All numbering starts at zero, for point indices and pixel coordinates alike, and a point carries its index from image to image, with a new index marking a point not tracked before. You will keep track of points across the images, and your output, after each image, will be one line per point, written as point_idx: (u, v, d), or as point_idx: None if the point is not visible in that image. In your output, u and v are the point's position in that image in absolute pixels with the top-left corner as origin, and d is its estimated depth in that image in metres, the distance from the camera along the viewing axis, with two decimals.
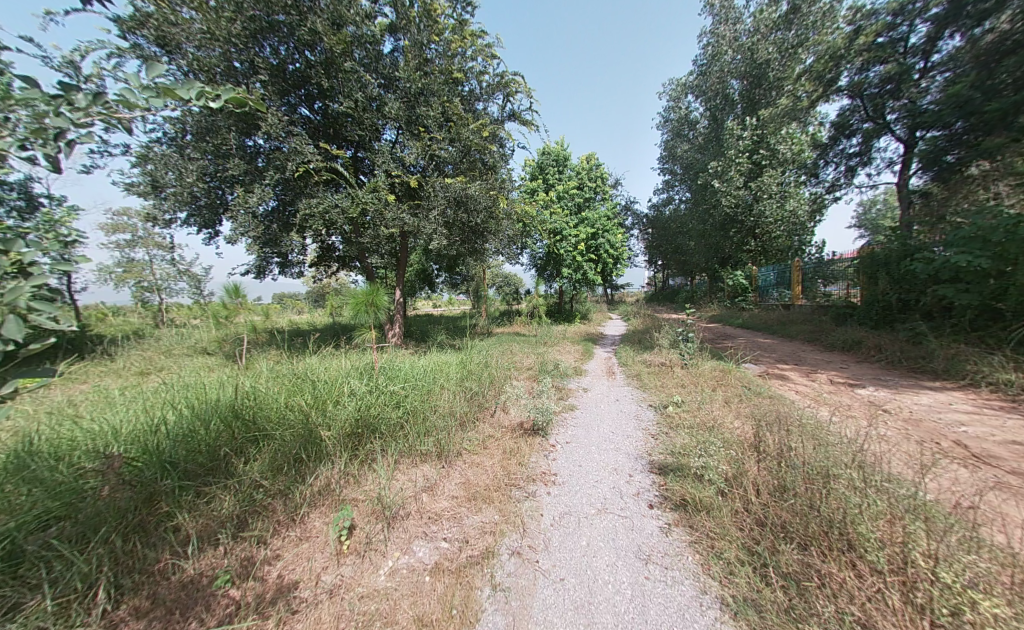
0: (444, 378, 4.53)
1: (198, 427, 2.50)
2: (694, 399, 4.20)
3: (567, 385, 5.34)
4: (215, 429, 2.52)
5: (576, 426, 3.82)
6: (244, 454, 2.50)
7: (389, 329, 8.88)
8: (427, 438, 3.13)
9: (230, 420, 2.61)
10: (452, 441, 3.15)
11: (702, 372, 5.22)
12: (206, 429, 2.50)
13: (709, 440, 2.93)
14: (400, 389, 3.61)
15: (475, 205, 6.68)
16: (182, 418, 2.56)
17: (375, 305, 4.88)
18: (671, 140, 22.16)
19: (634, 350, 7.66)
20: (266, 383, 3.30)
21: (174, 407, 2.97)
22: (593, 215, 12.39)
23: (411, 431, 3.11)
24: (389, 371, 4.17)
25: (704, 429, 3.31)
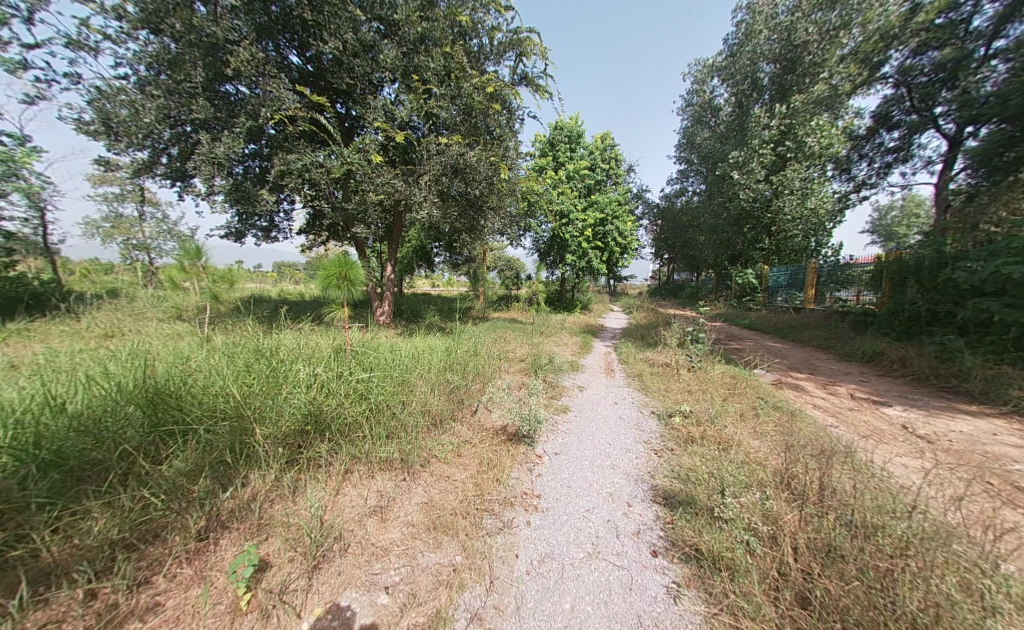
0: (423, 367, 4.01)
1: (102, 413, 2.01)
2: (704, 410, 3.70)
3: (561, 382, 4.83)
4: (124, 417, 2.03)
5: (566, 433, 3.33)
6: (155, 451, 2.01)
7: (377, 306, 8.35)
8: (389, 442, 2.63)
9: (147, 406, 2.12)
10: (419, 447, 2.66)
11: (712, 377, 4.71)
12: (112, 415, 2.01)
13: (727, 466, 2.43)
14: (369, 378, 3.11)
15: (475, 175, 5.99)
16: (88, 400, 2.07)
17: (350, 277, 4.28)
18: (691, 127, 21.00)
19: (636, 346, 7.17)
20: (212, 359, 2.80)
21: (96, 379, 2.48)
22: (603, 198, 11.64)
23: (370, 433, 2.62)
24: (362, 355, 3.64)
25: (718, 450, 2.81)
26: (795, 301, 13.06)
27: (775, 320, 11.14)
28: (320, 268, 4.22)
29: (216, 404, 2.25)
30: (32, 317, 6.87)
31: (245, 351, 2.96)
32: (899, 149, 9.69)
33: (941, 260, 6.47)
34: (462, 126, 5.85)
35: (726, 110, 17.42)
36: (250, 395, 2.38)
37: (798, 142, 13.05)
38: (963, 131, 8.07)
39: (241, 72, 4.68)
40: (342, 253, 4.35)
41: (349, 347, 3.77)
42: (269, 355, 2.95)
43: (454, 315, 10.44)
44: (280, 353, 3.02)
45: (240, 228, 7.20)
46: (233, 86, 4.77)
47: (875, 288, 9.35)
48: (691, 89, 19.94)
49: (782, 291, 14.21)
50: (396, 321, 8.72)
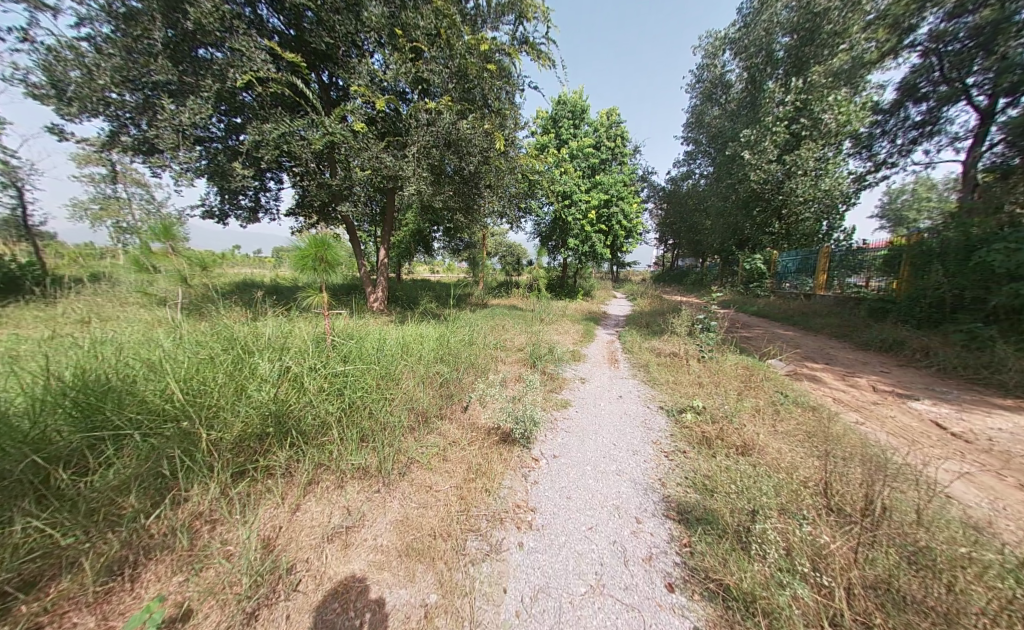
0: (410, 358, 3.67)
1: (18, 414, 1.68)
2: (718, 405, 3.36)
3: (561, 374, 4.50)
4: (41, 418, 1.71)
5: (566, 433, 2.99)
6: (77, 460, 1.70)
7: (370, 292, 8.00)
8: (363, 448, 2.30)
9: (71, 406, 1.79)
10: (397, 453, 2.32)
11: (726, 369, 4.35)
12: (29, 418, 1.68)
13: (753, 478, 2.09)
14: (346, 372, 2.77)
15: (469, 149, 5.50)
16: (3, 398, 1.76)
17: (329, 259, 3.88)
18: (700, 105, 20.03)
19: (641, 334, 6.82)
20: (169, 349, 2.45)
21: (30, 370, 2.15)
22: (608, 179, 11.07)
23: (341, 437, 2.28)
24: (342, 346, 3.29)
25: (738, 455, 2.47)
26: (805, 287, 12.61)
27: (784, 307, 10.73)
28: (293, 248, 3.80)
29: (158, 404, 1.92)
30: (7, 302, 6.55)
31: (207, 340, 2.60)
32: (926, 124, 9.04)
33: (971, 243, 6.02)
34: (456, 95, 5.34)
35: (737, 86, 16.56)
36: (201, 393, 2.05)
37: (814, 119, 12.33)
38: (998, 103, 7.50)
39: (204, 28, 4.16)
40: (320, 232, 3.93)
41: (328, 337, 3.41)
42: (235, 345, 2.60)
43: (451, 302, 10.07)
44: (248, 343, 2.66)
45: (223, 209, 6.79)
46: (207, 50, 4.31)
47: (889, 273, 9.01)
48: (701, 64, 18.91)
49: (791, 277, 13.74)
50: (391, 308, 8.37)
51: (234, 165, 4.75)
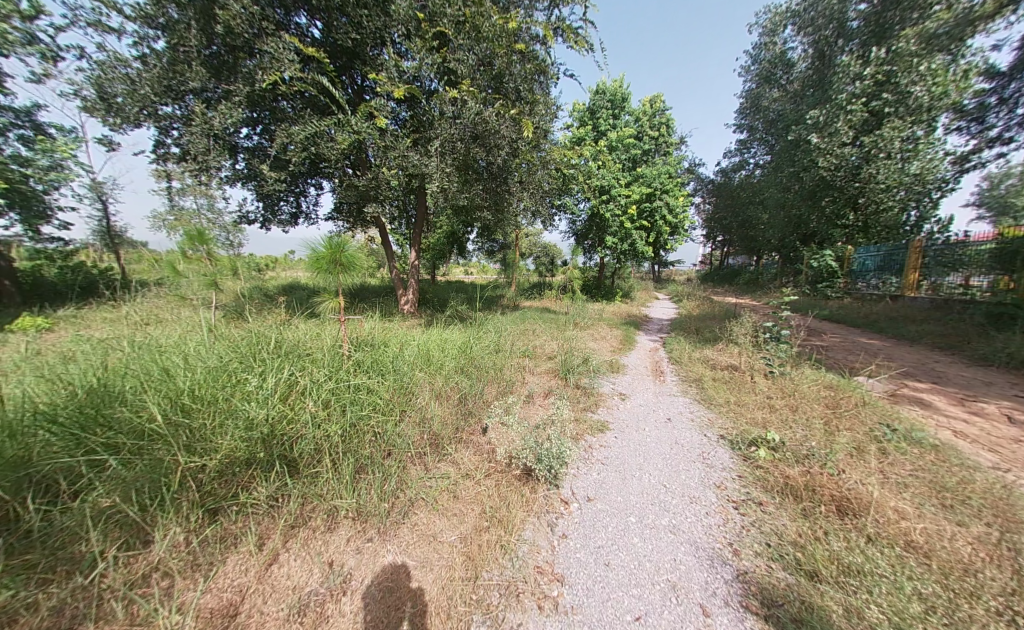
0: (428, 369, 3.35)
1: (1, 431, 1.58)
2: (800, 441, 2.65)
3: (597, 388, 3.95)
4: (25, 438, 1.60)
5: (603, 467, 2.47)
6: (53, 486, 1.56)
7: (401, 295, 7.93)
8: (359, 483, 1.96)
9: (54, 424, 1.67)
10: (397, 495, 1.96)
11: (804, 390, 3.56)
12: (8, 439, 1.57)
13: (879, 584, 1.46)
14: (355, 387, 2.49)
15: (497, 140, 5.10)
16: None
17: (343, 264, 3.54)
18: (756, 88, 18.23)
19: (690, 342, 6.06)
20: (177, 357, 2.32)
21: (44, 379, 2.10)
22: (651, 170, 10.22)
23: (336, 469, 1.96)
24: (356, 356, 3.05)
25: (844, 526, 1.82)
26: (889, 288, 10.82)
27: (863, 311, 9.23)
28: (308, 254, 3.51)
29: (140, 425, 1.74)
30: (84, 305, 7.23)
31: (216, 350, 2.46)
32: None
33: None
34: (483, 84, 4.97)
35: (802, 65, 14.52)
36: (192, 415, 1.85)
37: (902, 93, 10.60)
38: None
39: (233, 30, 4.15)
40: (338, 235, 3.61)
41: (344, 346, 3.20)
42: (243, 356, 2.44)
43: (482, 305, 9.79)
44: (256, 354, 2.48)
45: (267, 215, 6.96)
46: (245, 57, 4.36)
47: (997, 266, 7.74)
48: (757, 43, 17.18)
49: (871, 276, 11.88)
50: (422, 311, 8.25)
51: (262, 168, 4.78)
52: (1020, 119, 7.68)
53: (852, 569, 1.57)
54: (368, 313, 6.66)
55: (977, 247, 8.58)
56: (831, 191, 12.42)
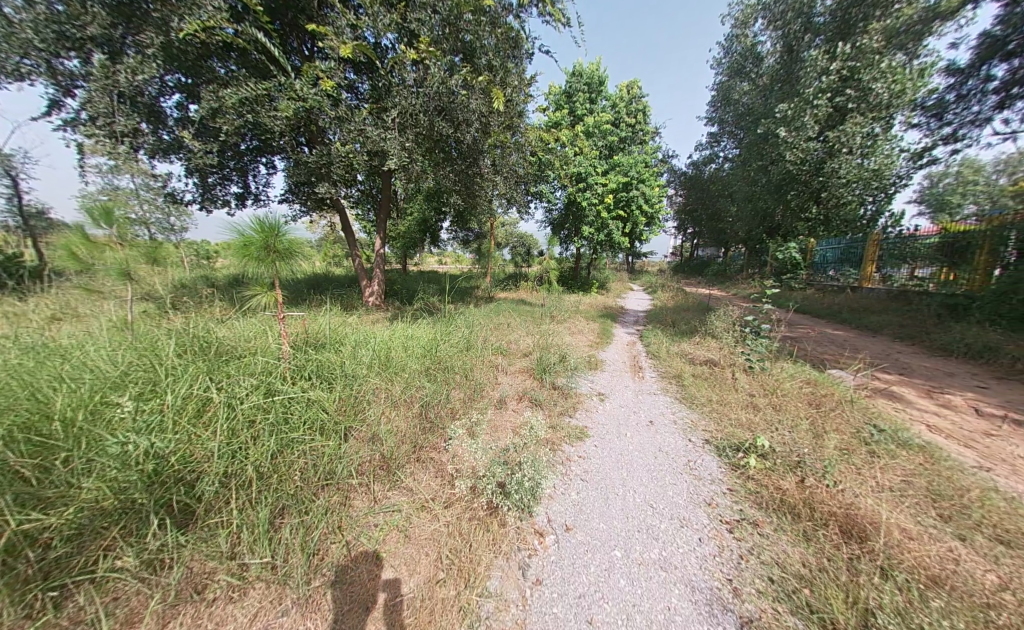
0: (383, 376, 2.92)
1: None
2: (791, 447, 2.47)
3: (574, 388, 3.67)
4: None
5: (582, 486, 2.17)
6: None
7: (365, 286, 7.36)
8: (276, 531, 1.54)
9: None
10: (328, 546, 1.55)
11: (786, 386, 3.43)
12: None
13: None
14: (286, 401, 2.04)
15: (465, 115, 4.68)
16: None
17: (280, 255, 2.95)
18: (727, 81, 18.35)
19: (668, 335, 5.93)
20: (49, 378, 1.83)
21: None
22: (628, 158, 10.00)
23: (246, 515, 1.52)
24: (296, 364, 2.58)
25: (853, 559, 1.61)
26: (848, 279, 11.29)
27: (826, 302, 9.57)
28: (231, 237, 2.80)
29: None
30: None
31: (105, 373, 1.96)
32: (1013, 86, 7.08)
33: None
34: (449, 52, 4.46)
35: (770, 60, 14.54)
36: (48, 459, 1.40)
37: (863, 90, 10.67)
38: None
39: None
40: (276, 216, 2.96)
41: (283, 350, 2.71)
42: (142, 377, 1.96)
43: (455, 297, 9.31)
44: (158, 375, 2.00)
45: (203, 196, 6.03)
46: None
47: (943, 258, 8.32)
48: (729, 34, 17.17)
49: (833, 268, 12.39)
50: (389, 303, 7.71)
51: (185, 136, 4.02)
52: (974, 117, 8.02)
53: (876, 627, 1.32)
54: (327, 307, 6.06)
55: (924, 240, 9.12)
56: (796, 184, 12.62)
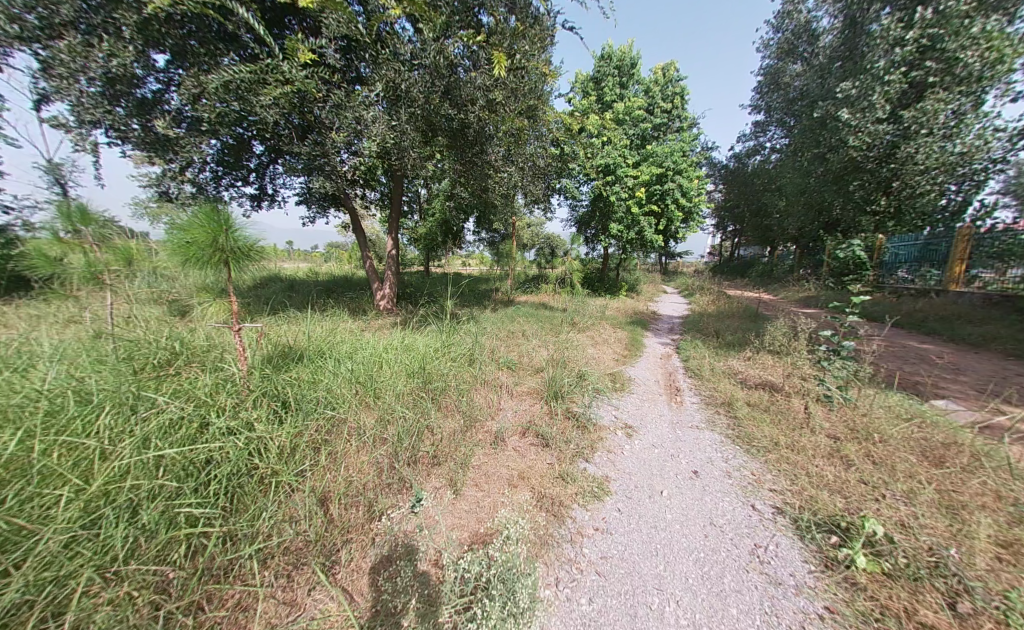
0: (351, 409, 2.37)
1: None
2: (927, 541, 1.63)
3: (593, 419, 2.95)
4: None
5: (597, 589, 1.49)
6: None
7: (376, 289, 7.03)
8: None
9: None
10: None
11: (884, 427, 2.54)
12: None
13: None
14: (200, 454, 1.61)
15: (468, 94, 4.00)
16: None
17: (221, 260, 2.33)
18: (776, 63, 16.62)
19: (711, 348, 5.02)
20: None
21: None
22: (663, 147, 9.03)
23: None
24: (249, 391, 2.16)
25: None
26: (928, 282, 9.58)
27: (903, 307, 8.08)
28: (174, 234, 2.28)
29: None
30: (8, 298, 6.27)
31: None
32: None
33: None
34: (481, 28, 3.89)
35: (826, 35, 12.91)
36: None
37: (947, 60, 8.81)
38: None
39: None
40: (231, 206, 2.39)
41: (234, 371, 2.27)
42: (31, 423, 1.61)
43: (471, 300, 8.80)
44: (50, 422, 1.64)
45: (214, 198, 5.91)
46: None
47: None
48: (779, 11, 15.43)
49: (906, 268, 10.71)
50: (400, 307, 7.35)
51: (162, 125, 3.80)
52: None
53: None
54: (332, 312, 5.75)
55: None
56: (861, 174, 10.78)
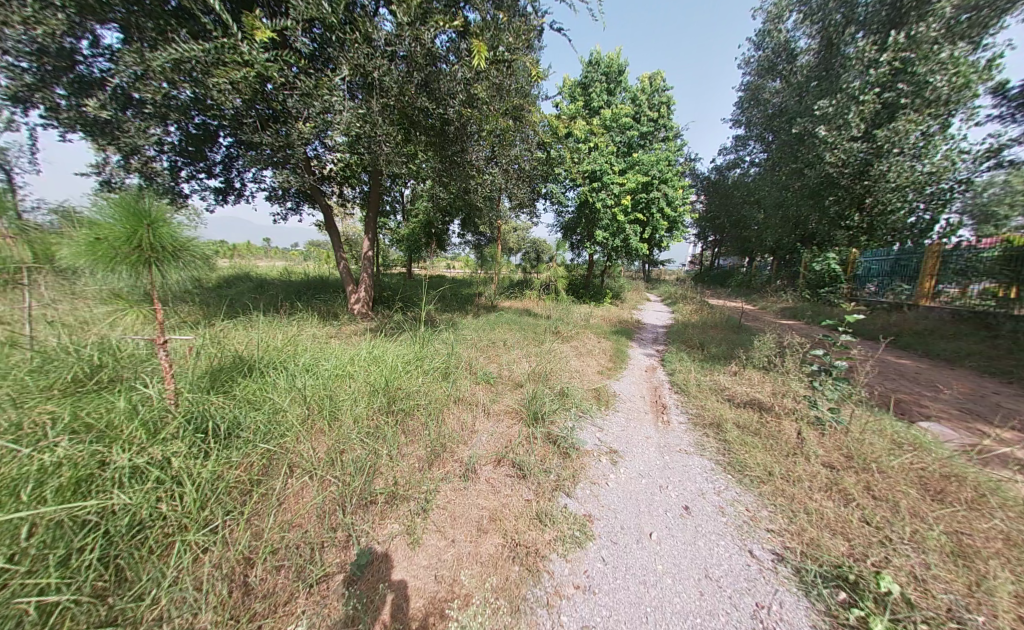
0: (298, 441, 2.05)
1: None
2: (949, 603, 1.46)
3: (576, 443, 2.69)
4: None
5: None
6: None
7: (350, 292, 6.64)
8: None
9: None
10: None
11: (882, 460, 2.42)
12: None
13: None
14: (80, 513, 1.29)
15: (448, 88, 3.78)
16: None
17: (138, 266, 1.93)
18: (757, 80, 17.07)
19: (697, 361, 4.88)
20: None
21: None
22: (649, 156, 9.00)
23: None
24: (173, 415, 1.82)
25: None
26: (899, 296, 9.89)
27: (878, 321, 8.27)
28: (85, 231, 1.88)
29: None
30: None
31: None
32: None
33: None
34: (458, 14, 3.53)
35: (803, 55, 13.31)
36: None
37: (918, 84, 9.13)
38: None
39: None
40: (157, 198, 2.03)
41: (158, 389, 1.94)
42: None
43: (453, 305, 8.49)
44: None
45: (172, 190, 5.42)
46: None
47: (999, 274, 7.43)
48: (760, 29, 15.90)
49: (878, 282, 11.07)
50: (376, 311, 6.97)
51: (92, 104, 3.33)
52: None
53: None
54: (299, 316, 5.34)
55: (986, 253, 7.92)
56: (837, 189, 11.04)
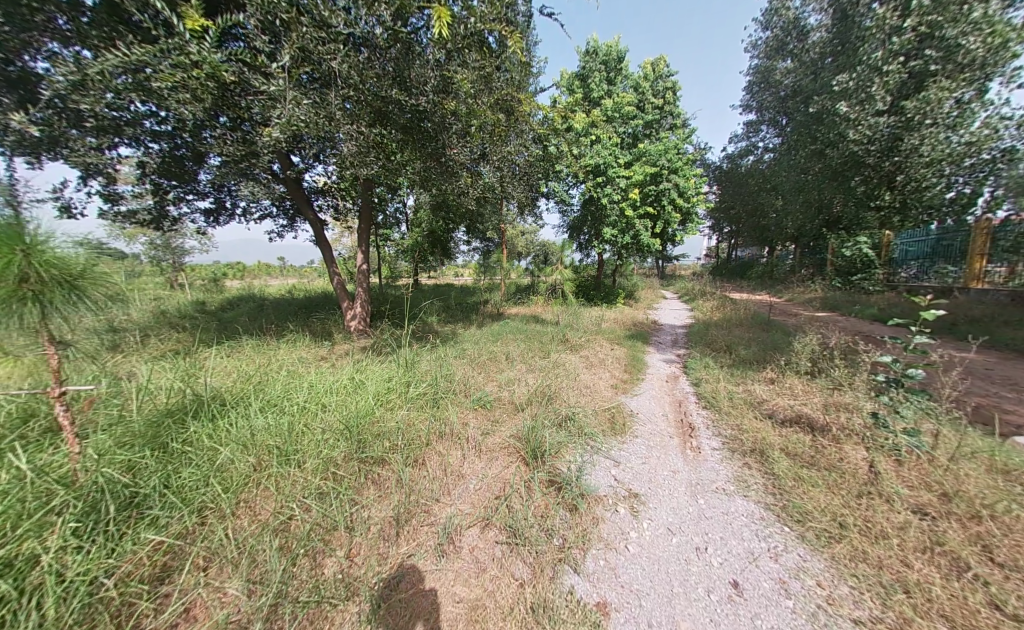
0: (223, 517, 1.61)
1: None
2: None
3: (587, 485, 2.19)
4: None
5: None
6: None
7: (346, 308, 6.30)
8: None
9: None
10: None
11: (993, 505, 1.82)
12: None
13: None
14: None
15: (421, 77, 3.43)
16: None
17: (4, 310, 1.45)
18: (766, 62, 16.24)
19: (728, 367, 4.28)
20: None
21: None
22: (656, 145, 8.42)
23: None
24: (60, 490, 1.41)
25: None
26: (945, 279, 8.97)
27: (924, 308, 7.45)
28: None
29: None
30: None
31: None
32: None
33: None
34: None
35: (814, 31, 12.51)
36: None
37: (947, 48, 8.22)
38: None
39: None
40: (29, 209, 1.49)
41: (49, 456, 1.53)
42: None
43: (457, 315, 8.10)
44: None
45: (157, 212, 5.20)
46: None
47: None
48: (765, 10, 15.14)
49: (917, 265, 10.13)
50: (375, 326, 6.64)
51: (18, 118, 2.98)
52: None
53: None
54: (290, 337, 5.04)
55: None
56: (863, 169, 10.12)
